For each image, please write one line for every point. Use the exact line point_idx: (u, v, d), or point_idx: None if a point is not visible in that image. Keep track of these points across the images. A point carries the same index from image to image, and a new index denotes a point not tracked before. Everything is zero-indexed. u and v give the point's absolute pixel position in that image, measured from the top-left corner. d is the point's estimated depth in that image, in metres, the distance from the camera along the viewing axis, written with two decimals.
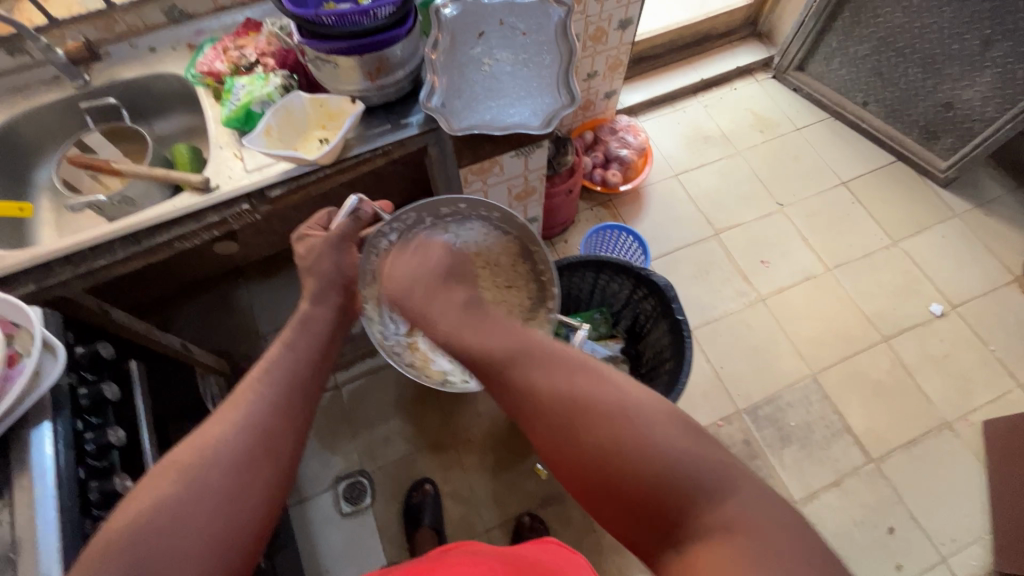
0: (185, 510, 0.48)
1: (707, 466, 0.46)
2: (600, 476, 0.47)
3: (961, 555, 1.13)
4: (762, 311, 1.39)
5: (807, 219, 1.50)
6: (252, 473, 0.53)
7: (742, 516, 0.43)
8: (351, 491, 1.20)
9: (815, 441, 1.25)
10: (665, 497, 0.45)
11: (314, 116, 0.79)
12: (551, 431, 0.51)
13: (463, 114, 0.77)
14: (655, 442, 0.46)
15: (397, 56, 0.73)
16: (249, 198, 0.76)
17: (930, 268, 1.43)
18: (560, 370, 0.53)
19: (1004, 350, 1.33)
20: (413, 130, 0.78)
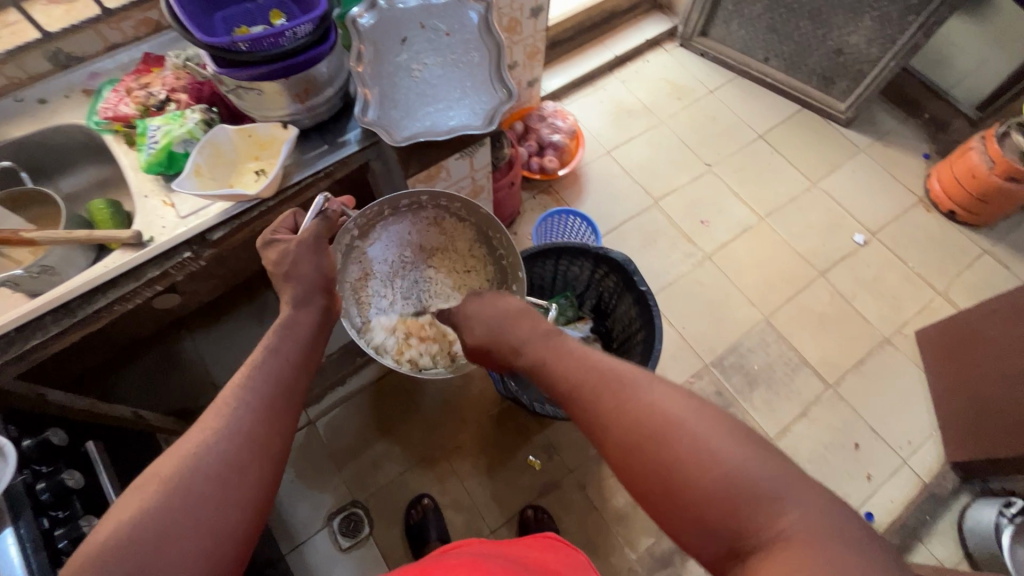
0: (172, 521, 0.44)
1: (767, 482, 0.44)
2: (663, 488, 0.47)
3: (918, 454, 1.26)
4: (710, 268, 1.46)
5: (734, 174, 1.59)
6: (233, 486, 0.48)
7: (804, 527, 0.42)
8: (347, 525, 1.16)
9: (779, 378, 1.33)
10: (730, 503, 0.44)
11: (244, 147, 0.75)
12: (617, 442, 0.51)
13: (403, 123, 0.76)
14: (713, 450, 0.46)
15: (323, 74, 0.72)
16: (189, 245, 0.72)
17: (848, 202, 1.55)
18: (609, 387, 0.54)
19: (921, 264, 1.47)
20: (352, 146, 0.77)
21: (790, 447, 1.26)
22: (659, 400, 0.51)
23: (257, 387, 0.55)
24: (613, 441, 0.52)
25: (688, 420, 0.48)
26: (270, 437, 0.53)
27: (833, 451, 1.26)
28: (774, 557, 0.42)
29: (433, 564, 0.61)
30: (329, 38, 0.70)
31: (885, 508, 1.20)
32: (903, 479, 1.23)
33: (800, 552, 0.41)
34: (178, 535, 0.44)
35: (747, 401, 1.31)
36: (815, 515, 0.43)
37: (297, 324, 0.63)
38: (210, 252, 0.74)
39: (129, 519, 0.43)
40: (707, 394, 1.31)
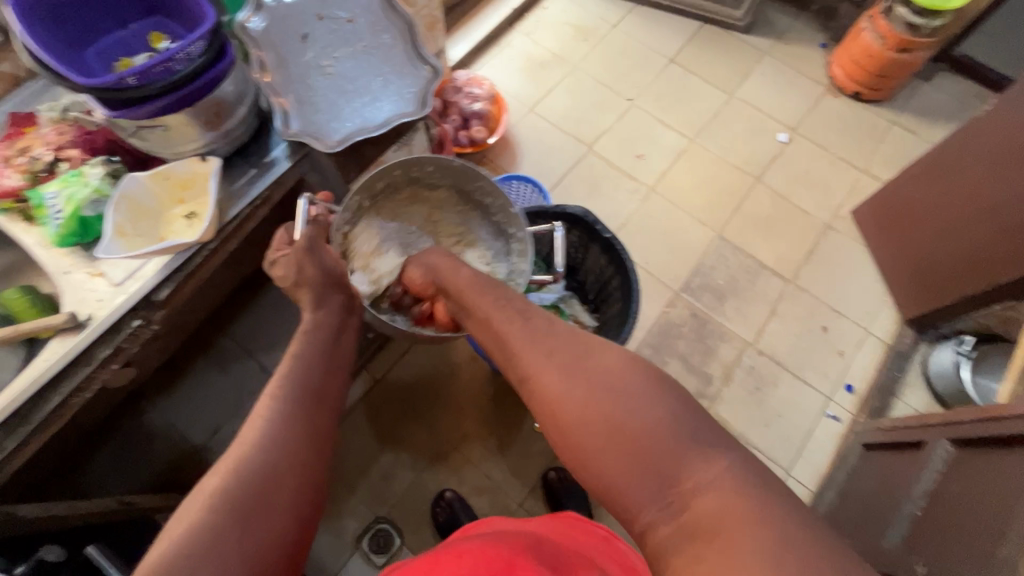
0: (222, 540, 0.47)
1: (693, 432, 0.46)
2: (595, 433, 0.48)
3: (877, 321, 1.37)
4: (657, 199, 1.49)
5: (656, 103, 1.61)
6: (275, 506, 0.51)
7: (726, 476, 0.44)
8: (377, 541, 1.15)
9: (744, 286, 1.40)
10: (661, 448, 0.46)
11: (165, 193, 0.69)
12: (552, 383, 0.52)
13: (331, 125, 0.71)
14: (647, 401, 0.48)
15: (231, 93, 0.66)
16: (136, 311, 0.66)
17: (765, 106, 1.61)
18: (542, 338, 0.57)
19: (842, 148, 1.56)
20: (283, 163, 0.73)
21: (768, 345, 1.34)
22: (592, 352, 0.53)
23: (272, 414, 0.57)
24: (540, 386, 0.53)
25: (614, 375, 0.50)
26: (303, 446, 0.56)
27: (806, 338, 1.35)
28: (696, 512, 0.43)
29: (444, 558, 0.61)
30: (227, 51, 0.64)
31: (861, 376, 1.31)
32: (870, 347, 1.34)
33: (728, 503, 0.42)
34: (224, 557, 0.46)
35: (721, 315, 1.37)
36: (739, 467, 0.44)
37: (320, 326, 0.68)
38: (161, 314, 0.68)
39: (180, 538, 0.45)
40: (684, 320, 1.36)
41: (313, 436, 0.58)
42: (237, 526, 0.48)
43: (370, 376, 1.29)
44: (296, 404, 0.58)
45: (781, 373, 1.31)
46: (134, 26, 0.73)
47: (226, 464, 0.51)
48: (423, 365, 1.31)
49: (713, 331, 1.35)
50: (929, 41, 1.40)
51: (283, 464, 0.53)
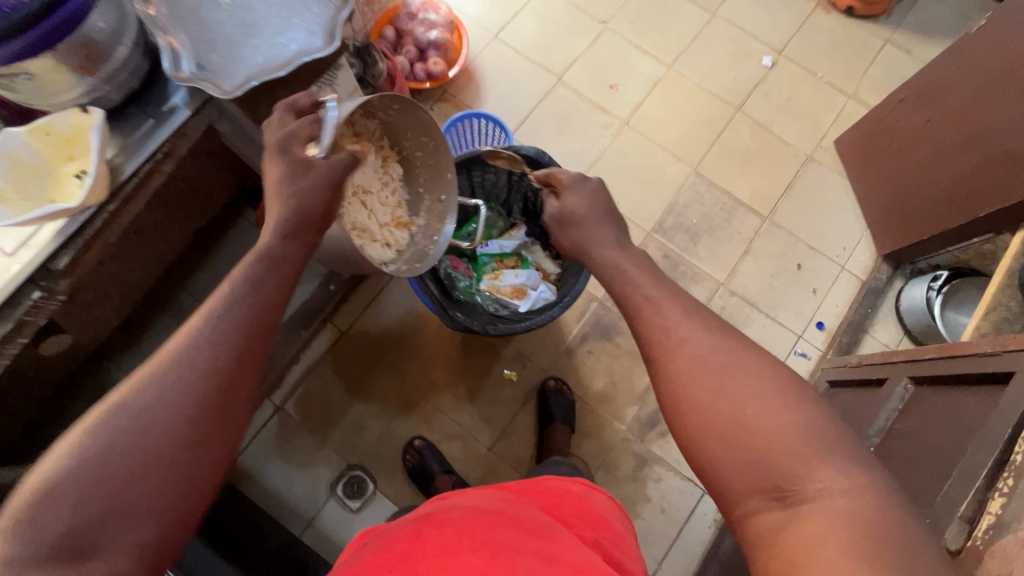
0: (148, 450, 0.43)
1: (817, 442, 0.50)
2: (721, 431, 0.53)
3: (853, 257, 1.33)
4: (630, 134, 1.40)
5: (632, 25, 1.48)
6: (206, 435, 0.46)
7: (848, 489, 0.47)
8: (351, 488, 1.18)
9: (718, 225, 1.35)
10: (786, 455, 0.49)
11: (51, 151, 0.63)
12: (695, 368, 0.57)
13: (230, 69, 0.62)
14: (780, 412, 0.51)
15: (105, 32, 0.59)
16: (36, 283, 0.63)
17: (750, 26, 1.48)
18: (692, 326, 0.60)
19: (830, 72, 1.46)
20: (182, 112, 0.67)
21: (740, 286, 1.31)
22: (726, 350, 0.57)
23: (202, 351, 0.48)
24: (686, 376, 0.57)
25: (756, 384, 0.53)
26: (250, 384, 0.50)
27: (779, 277, 1.32)
28: (808, 514, 0.47)
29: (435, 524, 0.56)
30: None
31: (833, 313, 1.30)
32: (844, 284, 1.32)
33: (844, 511, 0.45)
34: (103, 501, 0.41)
35: (694, 255, 1.33)
36: (858, 482, 0.47)
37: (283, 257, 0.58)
38: (65, 283, 0.66)
39: (51, 477, 0.41)
40: (655, 262, 1.32)
41: (238, 361, 0.49)
42: (120, 468, 0.42)
43: (335, 328, 1.27)
44: (222, 332, 0.50)
45: (753, 313, 1.29)
46: None
47: (122, 389, 0.45)
48: (389, 316, 1.28)
49: (685, 273, 1.32)
50: None
51: (188, 397, 0.46)
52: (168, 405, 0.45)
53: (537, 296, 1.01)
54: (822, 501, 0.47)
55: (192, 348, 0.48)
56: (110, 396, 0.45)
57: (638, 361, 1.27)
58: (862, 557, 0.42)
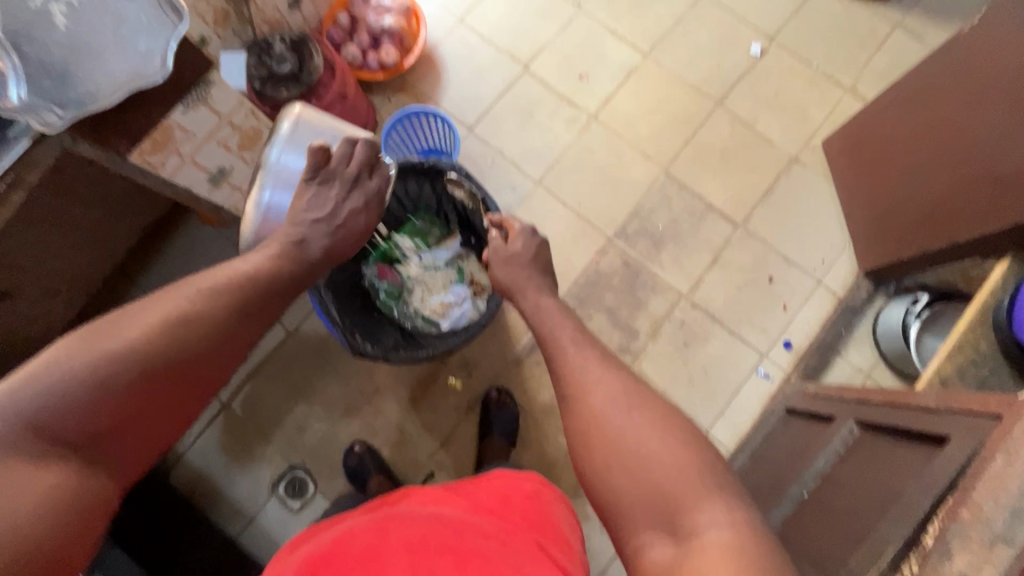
0: (99, 385, 0.51)
1: (700, 481, 0.50)
2: (618, 458, 0.53)
3: (832, 271, 1.23)
4: (598, 129, 1.31)
5: (609, 8, 1.36)
6: (138, 403, 0.54)
7: (731, 528, 0.46)
8: (292, 487, 1.19)
9: (685, 232, 1.26)
10: (677, 489, 0.49)
11: None
12: (603, 403, 0.57)
13: (63, 93, 0.55)
14: (676, 448, 0.52)
15: None
16: None
17: (741, 8, 1.35)
18: (611, 370, 0.61)
19: (826, 62, 1.32)
20: (24, 141, 0.59)
21: (704, 299, 1.23)
22: (633, 393, 0.57)
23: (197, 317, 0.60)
24: (595, 409, 0.57)
25: (652, 422, 0.54)
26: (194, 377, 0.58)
27: (748, 290, 1.23)
28: (697, 547, 0.46)
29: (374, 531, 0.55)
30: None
31: (802, 332, 1.21)
32: (818, 300, 1.22)
33: (723, 547, 0.45)
34: (106, 410, 0.52)
35: (656, 264, 1.25)
36: (737, 524, 0.47)
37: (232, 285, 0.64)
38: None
39: (60, 381, 0.50)
40: (614, 269, 1.24)
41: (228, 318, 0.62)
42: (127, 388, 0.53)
43: (283, 328, 1.26)
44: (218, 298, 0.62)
45: (714, 328, 1.22)
46: None
47: (105, 339, 0.53)
48: None
49: (645, 283, 1.24)
50: None
51: (189, 342, 0.58)
52: (153, 360, 0.55)
53: (459, 314, 0.98)
54: (702, 535, 0.46)
55: (196, 305, 0.60)
56: (130, 327, 0.55)
57: None
58: None
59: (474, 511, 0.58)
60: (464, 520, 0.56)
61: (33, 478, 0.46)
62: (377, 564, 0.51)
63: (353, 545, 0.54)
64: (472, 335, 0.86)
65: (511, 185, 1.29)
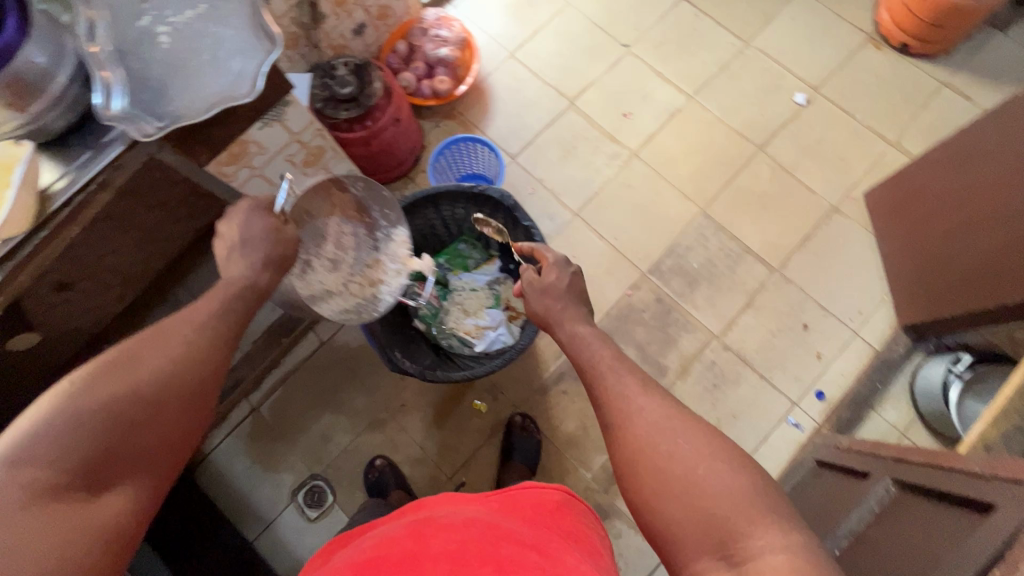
0: (100, 416, 0.49)
1: (754, 505, 0.47)
2: (667, 485, 0.51)
3: (869, 324, 1.22)
4: (638, 167, 1.33)
5: (656, 51, 1.41)
6: (144, 424, 0.52)
7: (790, 552, 0.44)
8: (311, 497, 1.20)
9: (720, 273, 1.26)
10: (731, 512, 0.47)
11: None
12: (645, 432, 0.56)
13: (158, 105, 0.60)
14: (725, 473, 0.50)
15: (36, 70, 0.55)
16: None
17: (786, 59, 1.38)
18: (653, 397, 0.59)
19: (871, 115, 1.33)
20: (120, 145, 0.62)
21: (736, 342, 1.22)
22: (676, 419, 0.56)
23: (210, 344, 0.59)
24: (637, 438, 0.56)
25: (700, 445, 0.52)
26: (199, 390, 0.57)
27: (781, 336, 1.22)
28: (752, 572, 0.44)
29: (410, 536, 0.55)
30: (9, 7, 0.53)
31: (835, 383, 1.19)
32: (853, 352, 1.20)
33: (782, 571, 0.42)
34: (110, 439, 0.50)
35: (689, 303, 1.25)
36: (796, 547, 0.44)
37: None
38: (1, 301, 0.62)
39: (60, 414, 0.48)
40: (647, 305, 1.25)
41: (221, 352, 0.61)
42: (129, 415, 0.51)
43: (317, 338, 1.29)
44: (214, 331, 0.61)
45: (745, 372, 1.20)
46: None
47: (93, 369, 0.52)
48: None
49: (677, 320, 1.24)
50: None
51: (188, 376, 0.57)
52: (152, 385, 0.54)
53: (494, 337, 0.99)
54: (759, 559, 0.44)
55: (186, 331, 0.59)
56: (126, 359, 0.54)
57: None
58: None
59: (508, 517, 0.58)
60: (500, 524, 0.56)
61: (46, 513, 0.44)
62: (415, 562, 0.51)
63: (390, 549, 0.54)
64: (509, 359, 0.87)
65: (550, 215, 1.31)
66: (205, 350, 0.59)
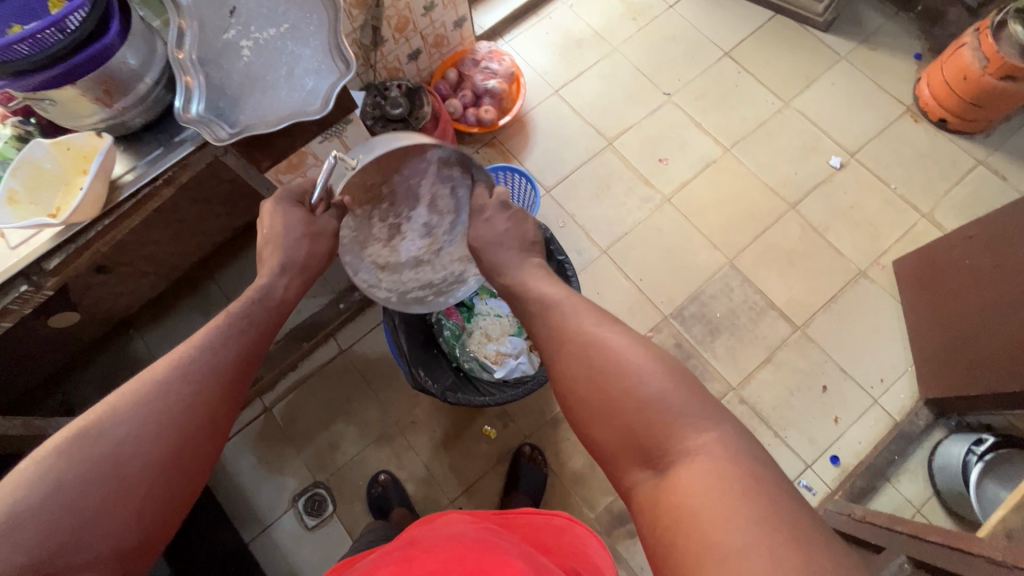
0: (72, 485, 0.44)
1: (682, 410, 0.48)
2: (599, 404, 0.51)
3: (890, 392, 1.20)
4: (669, 211, 1.35)
5: (696, 102, 1.44)
6: (129, 479, 0.46)
7: (711, 448, 0.45)
8: (311, 505, 1.20)
9: (742, 325, 1.26)
10: (656, 418, 0.48)
11: (68, 163, 0.63)
12: (572, 355, 0.55)
13: (232, 113, 0.64)
14: (648, 381, 0.50)
15: (127, 71, 0.59)
16: (27, 277, 0.62)
17: (824, 122, 1.40)
18: (579, 314, 0.59)
19: (905, 185, 1.34)
20: (190, 146, 0.66)
21: (754, 395, 1.21)
22: (599, 334, 0.55)
23: (195, 366, 0.53)
24: (568, 359, 0.56)
25: (628, 353, 0.52)
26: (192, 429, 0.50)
27: (799, 396, 1.21)
28: (678, 477, 0.44)
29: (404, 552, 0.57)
30: (116, 13, 0.57)
31: (852, 450, 1.17)
32: (872, 419, 1.18)
33: (709, 473, 0.43)
34: (85, 508, 0.44)
35: (709, 351, 1.25)
36: (724, 443, 0.46)
37: None
38: (54, 282, 0.64)
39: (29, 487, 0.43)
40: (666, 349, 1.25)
41: (198, 409, 0.51)
42: (106, 476, 0.45)
43: (336, 345, 1.31)
44: (190, 381, 0.52)
45: (760, 428, 1.19)
46: None
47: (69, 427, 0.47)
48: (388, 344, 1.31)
49: (696, 367, 1.23)
50: None
51: (153, 443, 0.48)
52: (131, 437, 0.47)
53: (514, 365, 1.00)
54: (687, 461, 0.45)
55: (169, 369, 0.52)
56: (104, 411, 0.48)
57: None
58: (737, 508, 0.40)
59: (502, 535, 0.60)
60: (489, 537, 0.58)
61: None
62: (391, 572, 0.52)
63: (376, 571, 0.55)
64: (530, 389, 0.88)
65: (577, 249, 1.33)
66: (179, 408, 0.50)
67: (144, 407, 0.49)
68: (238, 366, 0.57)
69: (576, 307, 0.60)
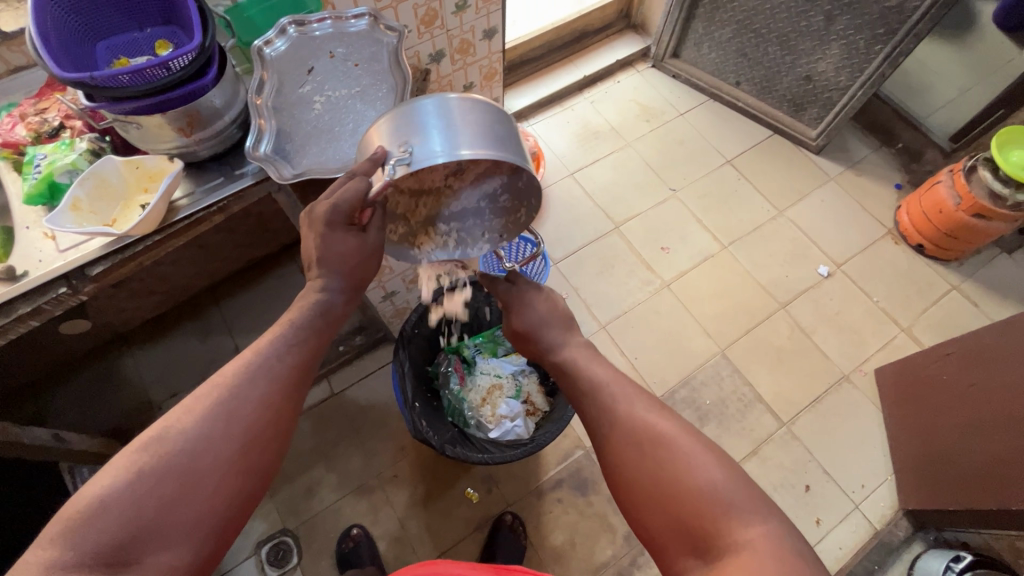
0: (149, 482, 0.46)
1: (739, 502, 0.49)
2: (652, 493, 0.52)
3: (871, 499, 1.22)
4: (668, 297, 1.42)
5: (699, 201, 1.56)
6: (201, 480, 0.48)
7: (765, 543, 0.46)
8: (275, 553, 1.13)
9: (730, 414, 1.29)
10: (710, 511, 0.48)
11: (132, 180, 0.69)
12: (620, 438, 0.56)
13: (297, 156, 0.70)
14: (700, 474, 0.50)
15: (211, 109, 0.65)
16: (67, 280, 0.64)
17: (815, 234, 1.52)
18: (629, 396, 0.59)
19: (886, 299, 1.43)
20: (248, 180, 0.71)
21: None
22: (650, 419, 0.56)
23: (257, 375, 0.56)
24: (616, 444, 0.56)
25: (681, 441, 0.53)
26: (259, 430, 0.53)
27: (782, 492, 1.21)
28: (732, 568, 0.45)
29: None
30: (215, 61, 0.63)
31: (833, 555, 1.16)
32: (853, 525, 1.19)
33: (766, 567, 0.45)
34: (161, 504, 0.46)
35: None
36: (778, 537, 0.47)
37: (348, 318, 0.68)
38: (91, 287, 0.66)
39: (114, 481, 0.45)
40: None
41: (265, 410, 0.54)
42: (183, 474, 0.48)
43: (329, 387, 1.31)
44: (258, 386, 0.55)
45: None
46: (150, 31, 0.71)
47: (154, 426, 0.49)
48: (382, 392, 1.31)
49: None
50: (1011, 215, 1.27)
51: (227, 441, 0.51)
52: (206, 440, 0.50)
53: (509, 428, 1.01)
54: (741, 557, 0.46)
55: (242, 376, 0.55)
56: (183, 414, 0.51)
57: (606, 530, 1.19)
58: None
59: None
60: None
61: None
62: None
63: None
64: (526, 451, 0.88)
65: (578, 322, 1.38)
66: (252, 410, 0.53)
67: (216, 411, 0.52)
68: (299, 373, 0.59)
69: (611, 378, 0.62)
